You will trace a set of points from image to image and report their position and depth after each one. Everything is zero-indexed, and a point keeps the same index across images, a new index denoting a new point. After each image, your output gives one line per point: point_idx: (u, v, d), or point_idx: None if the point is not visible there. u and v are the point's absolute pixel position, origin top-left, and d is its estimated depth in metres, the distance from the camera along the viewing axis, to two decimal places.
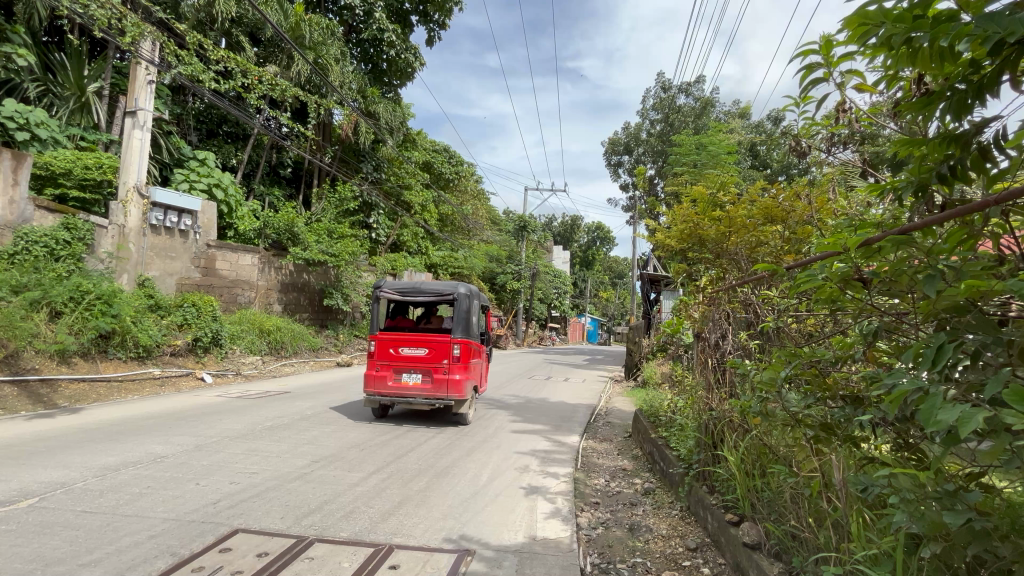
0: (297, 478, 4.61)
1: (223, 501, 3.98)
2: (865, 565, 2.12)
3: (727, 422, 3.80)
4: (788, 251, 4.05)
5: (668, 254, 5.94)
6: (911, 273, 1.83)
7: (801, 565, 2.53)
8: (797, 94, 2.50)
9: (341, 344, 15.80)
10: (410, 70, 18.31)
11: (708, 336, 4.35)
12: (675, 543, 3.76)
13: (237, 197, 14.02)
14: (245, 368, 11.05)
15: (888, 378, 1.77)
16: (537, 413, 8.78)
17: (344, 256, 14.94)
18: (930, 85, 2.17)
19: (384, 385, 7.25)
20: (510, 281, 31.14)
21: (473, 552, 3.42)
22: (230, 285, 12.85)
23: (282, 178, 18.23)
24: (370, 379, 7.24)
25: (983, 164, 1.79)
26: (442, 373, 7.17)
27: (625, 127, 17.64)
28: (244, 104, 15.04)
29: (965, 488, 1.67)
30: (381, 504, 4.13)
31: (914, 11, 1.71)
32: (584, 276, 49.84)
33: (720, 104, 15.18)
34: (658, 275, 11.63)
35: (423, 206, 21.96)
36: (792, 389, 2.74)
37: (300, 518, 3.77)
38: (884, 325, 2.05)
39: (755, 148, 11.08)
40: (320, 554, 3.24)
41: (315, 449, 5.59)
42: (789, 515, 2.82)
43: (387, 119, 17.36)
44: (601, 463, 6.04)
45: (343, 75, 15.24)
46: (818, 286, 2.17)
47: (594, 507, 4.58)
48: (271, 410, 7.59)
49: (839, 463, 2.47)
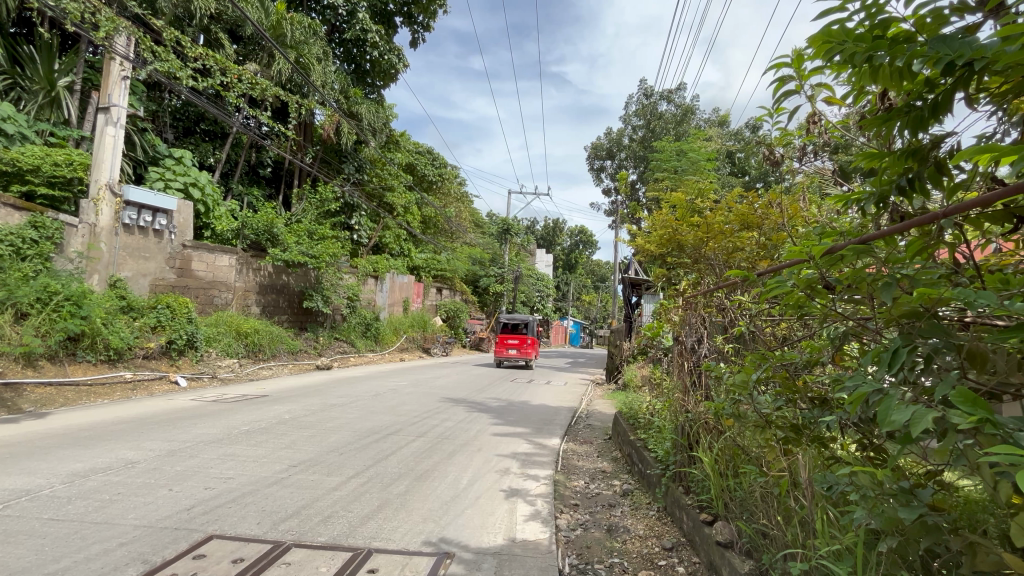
0: (274, 483, 4.55)
1: (197, 507, 3.91)
2: (829, 560, 2.22)
3: (703, 423, 3.89)
4: (764, 256, 4.17)
5: (648, 258, 6.06)
6: (871, 281, 1.92)
7: (770, 562, 2.61)
8: (771, 106, 2.60)
9: (321, 346, 15.61)
10: (393, 71, 18.21)
11: (685, 340, 4.44)
12: (651, 544, 3.82)
13: (215, 197, 13.78)
14: (221, 372, 10.82)
15: (849, 381, 1.85)
16: (519, 416, 8.83)
17: (325, 258, 14.77)
18: (893, 100, 2.27)
19: (502, 352, 18.52)
20: (492, 284, 31.20)
21: (453, 555, 3.43)
22: (207, 287, 12.58)
23: (261, 178, 17.97)
24: (496, 350, 17.99)
25: (939, 177, 1.89)
26: (525, 347, 18.07)
27: (608, 132, 17.83)
28: (223, 102, 14.80)
29: (921, 485, 1.76)
30: (360, 508, 4.11)
31: (874, 32, 1.81)
32: (566, 279, 50.24)
33: (700, 111, 15.48)
34: (639, 278, 11.81)
35: (405, 208, 21.87)
36: (763, 391, 2.83)
37: (277, 523, 3.73)
38: (848, 330, 2.15)
39: (733, 156, 11.34)
40: (297, 558, 3.21)
41: (293, 453, 5.53)
42: (760, 514, 2.91)
43: (369, 120, 17.24)
44: (581, 464, 6.10)
45: (325, 75, 15.10)
46: (786, 292, 2.26)
47: (573, 509, 4.64)
48: (248, 413, 7.46)
49: (807, 462, 2.57)
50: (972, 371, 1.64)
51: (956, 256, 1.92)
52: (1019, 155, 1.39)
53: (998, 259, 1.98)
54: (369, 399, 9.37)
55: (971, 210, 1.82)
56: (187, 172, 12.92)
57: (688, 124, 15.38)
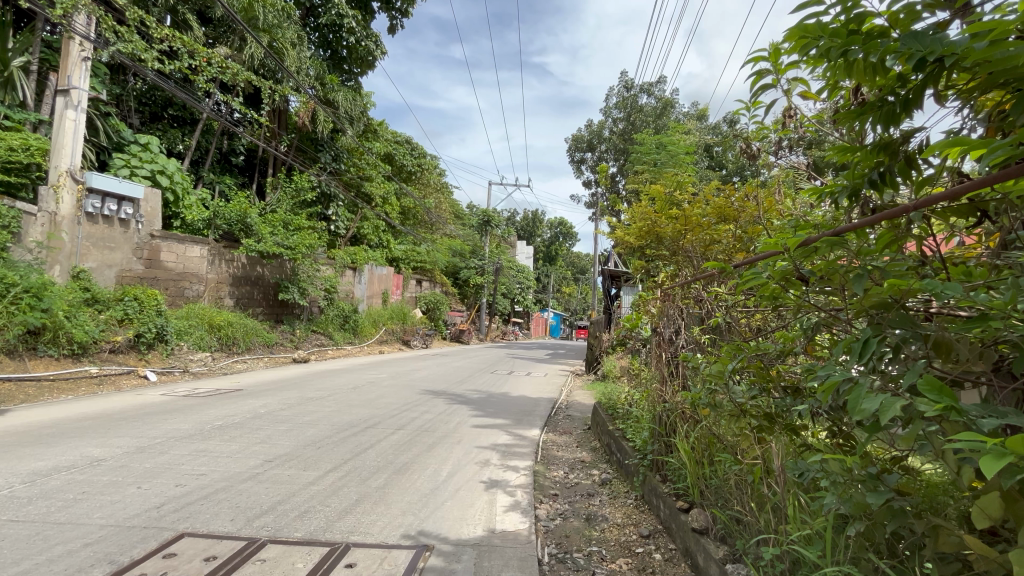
0: (248, 479, 4.45)
1: (167, 504, 3.80)
2: (800, 545, 2.27)
3: (680, 413, 3.95)
4: (739, 249, 4.22)
5: (628, 250, 6.14)
6: (842, 272, 1.94)
7: (743, 548, 2.67)
8: (749, 98, 2.62)
9: (298, 339, 15.26)
10: (371, 58, 17.84)
11: (663, 330, 4.48)
12: (629, 531, 3.88)
13: (185, 185, 13.34)
14: (192, 366, 10.50)
15: (821, 369, 1.89)
16: (498, 408, 8.86)
17: (302, 249, 14.40)
18: (865, 95, 2.30)
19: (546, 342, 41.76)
20: (473, 276, 31.10)
21: (431, 547, 3.42)
22: (177, 278, 12.19)
23: (233, 166, 17.47)
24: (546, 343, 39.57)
25: (908, 171, 1.92)
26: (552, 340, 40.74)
27: (589, 124, 17.86)
28: (192, 86, 14.27)
29: (888, 471, 1.81)
30: (338, 503, 4.05)
31: (849, 27, 1.82)
32: (546, 271, 50.62)
33: (681, 105, 15.60)
34: (619, 271, 11.89)
35: (384, 198, 21.55)
36: (739, 381, 2.87)
37: (252, 519, 3.65)
38: (821, 320, 2.18)
39: (710, 149, 11.47)
40: (272, 555, 3.15)
41: (268, 448, 5.41)
42: (734, 501, 2.97)
43: (346, 108, 17.04)
44: (560, 455, 6.14)
45: (299, 60, 14.71)
46: (761, 284, 2.29)
47: (552, 499, 4.66)
48: (221, 408, 7.28)
49: (780, 450, 2.62)
50: (937, 359, 1.69)
51: (923, 248, 1.97)
52: (987, 147, 1.41)
53: (962, 252, 2.06)
54: (348, 392, 9.24)
55: (938, 204, 1.87)
56: (154, 159, 12.52)
57: (668, 118, 15.53)
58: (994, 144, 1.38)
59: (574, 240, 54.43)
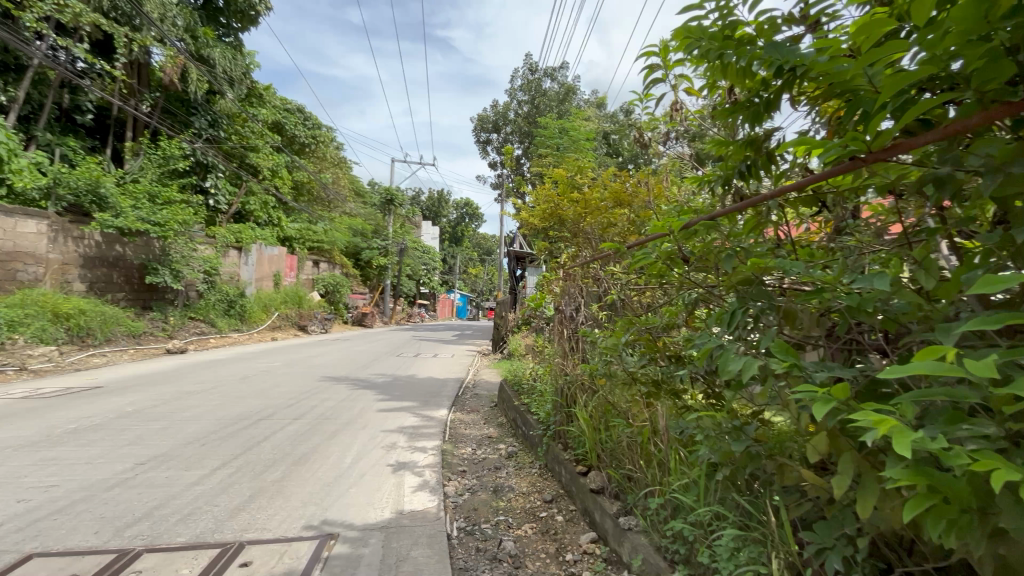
0: (116, 486, 3.93)
1: (6, 525, 3.23)
2: (680, 492, 2.58)
3: (579, 384, 4.22)
4: (633, 231, 4.56)
5: (532, 231, 6.32)
6: (715, 253, 2.21)
7: (633, 501, 2.96)
8: (642, 91, 2.82)
9: (172, 327, 13.55)
10: (253, 12, 15.97)
11: (565, 308, 4.73)
12: (533, 498, 4.10)
13: (11, 145, 10.99)
14: (32, 362, 8.86)
15: (698, 338, 2.16)
16: (405, 390, 8.73)
17: (174, 225, 12.71)
18: (737, 94, 2.59)
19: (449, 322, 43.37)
20: (375, 257, 29.87)
21: (336, 535, 3.32)
22: (6, 258, 10.12)
23: (79, 125, 14.73)
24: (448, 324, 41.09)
25: (769, 165, 2.21)
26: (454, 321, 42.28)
27: (494, 105, 17.84)
28: (15, 24, 11.67)
29: (748, 422, 2.12)
30: (229, 501, 3.74)
31: (724, 32, 2.04)
32: (452, 252, 50.23)
33: (581, 92, 16.20)
34: (524, 252, 12.21)
35: (273, 171, 19.70)
36: (631, 352, 3.14)
37: (122, 529, 3.25)
38: (699, 295, 2.46)
39: (608, 137, 12.11)
40: (150, 564, 2.84)
41: (140, 450, 4.80)
42: (626, 460, 3.27)
43: (225, 67, 15.15)
44: (468, 432, 6.25)
45: (163, 6, 12.71)
46: (650, 263, 2.53)
47: (460, 475, 4.75)
48: (75, 409, 6.28)
49: (664, 412, 2.94)
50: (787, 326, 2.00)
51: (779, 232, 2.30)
52: (823, 146, 1.67)
53: (808, 237, 2.43)
54: (236, 383, 8.46)
55: (791, 194, 2.18)
56: None
57: (570, 103, 16.04)
58: (828, 145, 1.64)
59: (480, 222, 54.53)
